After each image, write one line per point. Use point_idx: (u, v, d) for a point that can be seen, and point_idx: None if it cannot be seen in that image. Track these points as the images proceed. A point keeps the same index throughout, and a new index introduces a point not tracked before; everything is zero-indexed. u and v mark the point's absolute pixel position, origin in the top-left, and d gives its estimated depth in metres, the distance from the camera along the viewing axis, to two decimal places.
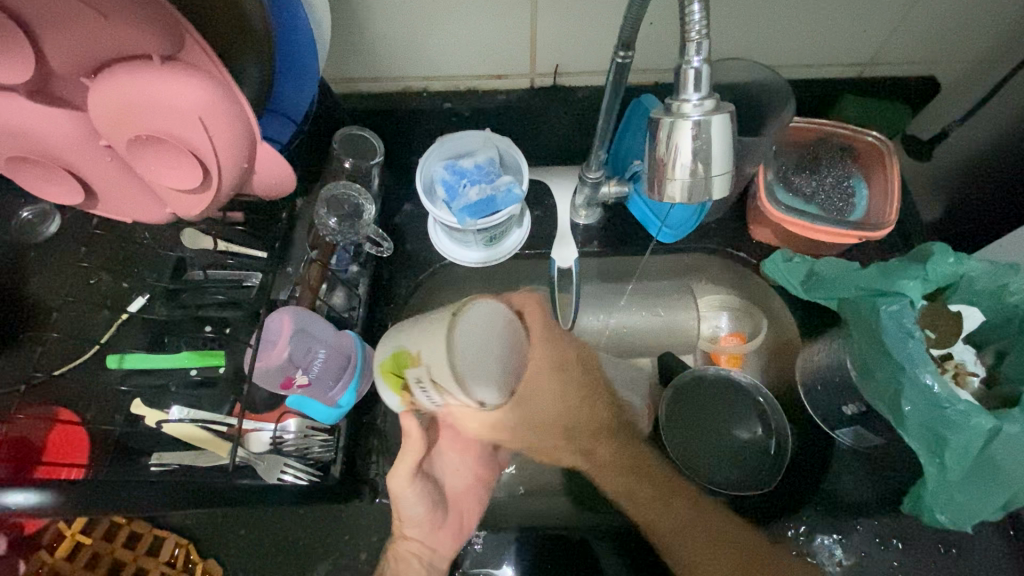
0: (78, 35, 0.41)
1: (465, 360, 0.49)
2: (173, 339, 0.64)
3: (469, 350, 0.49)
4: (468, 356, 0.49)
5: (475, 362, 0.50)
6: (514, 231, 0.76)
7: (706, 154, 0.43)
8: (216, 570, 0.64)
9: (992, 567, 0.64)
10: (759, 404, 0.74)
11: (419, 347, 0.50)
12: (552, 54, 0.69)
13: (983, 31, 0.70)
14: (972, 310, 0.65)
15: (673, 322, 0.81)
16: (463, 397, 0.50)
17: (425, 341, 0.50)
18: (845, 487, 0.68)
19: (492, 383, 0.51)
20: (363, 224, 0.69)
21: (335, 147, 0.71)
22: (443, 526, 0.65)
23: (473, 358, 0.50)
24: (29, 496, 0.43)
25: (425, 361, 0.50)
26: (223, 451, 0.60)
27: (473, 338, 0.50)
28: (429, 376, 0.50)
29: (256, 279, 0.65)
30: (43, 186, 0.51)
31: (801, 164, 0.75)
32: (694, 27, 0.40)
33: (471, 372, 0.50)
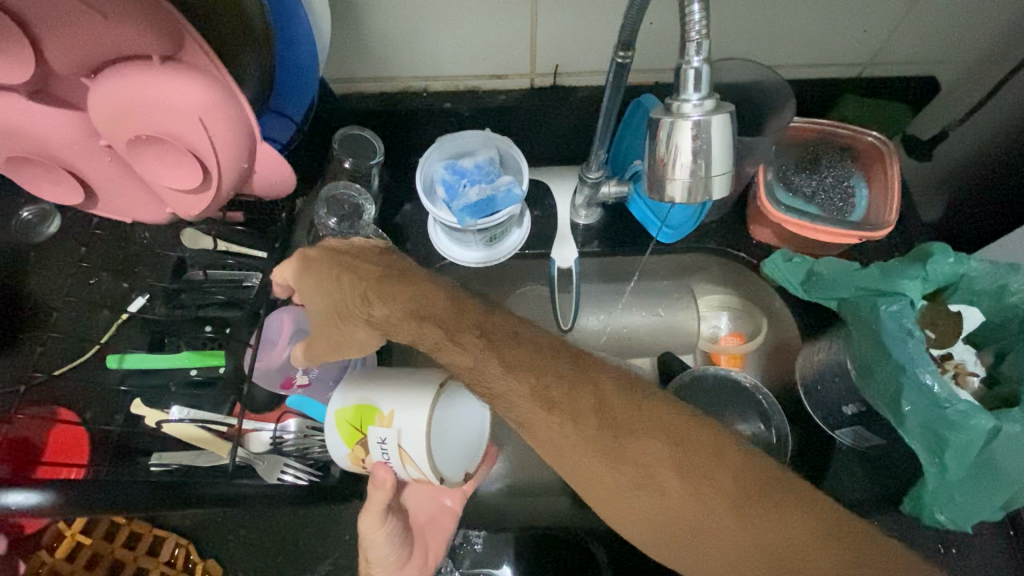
0: (78, 35, 0.41)
1: (437, 434, 0.52)
2: (174, 340, 0.62)
3: (445, 428, 0.53)
4: (441, 435, 0.52)
5: (446, 440, 0.53)
6: (514, 231, 0.76)
7: (706, 155, 0.43)
8: (216, 570, 0.63)
9: (994, 568, 0.64)
10: (759, 403, 0.72)
11: (396, 408, 0.50)
12: (553, 54, 0.69)
13: (983, 32, 0.70)
14: (972, 310, 0.65)
15: (673, 322, 0.82)
16: (430, 468, 0.51)
17: (405, 405, 0.50)
18: (846, 487, 0.69)
19: (456, 460, 0.54)
20: (363, 224, 0.69)
21: (335, 148, 0.71)
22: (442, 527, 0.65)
23: (447, 437, 0.53)
24: (29, 495, 0.44)
25: (401, 426, 0.50)
26: (223, 451, 0.60)
27: (447, 415, 0.53)
28: (399, 442, 0.50)
29: (256, 279, 0.65)
30: (42, 186, 0.51)
31: (801, 164, 0.75)
32: (695, 27, 0.40)
33: (438, 446, 0.52)
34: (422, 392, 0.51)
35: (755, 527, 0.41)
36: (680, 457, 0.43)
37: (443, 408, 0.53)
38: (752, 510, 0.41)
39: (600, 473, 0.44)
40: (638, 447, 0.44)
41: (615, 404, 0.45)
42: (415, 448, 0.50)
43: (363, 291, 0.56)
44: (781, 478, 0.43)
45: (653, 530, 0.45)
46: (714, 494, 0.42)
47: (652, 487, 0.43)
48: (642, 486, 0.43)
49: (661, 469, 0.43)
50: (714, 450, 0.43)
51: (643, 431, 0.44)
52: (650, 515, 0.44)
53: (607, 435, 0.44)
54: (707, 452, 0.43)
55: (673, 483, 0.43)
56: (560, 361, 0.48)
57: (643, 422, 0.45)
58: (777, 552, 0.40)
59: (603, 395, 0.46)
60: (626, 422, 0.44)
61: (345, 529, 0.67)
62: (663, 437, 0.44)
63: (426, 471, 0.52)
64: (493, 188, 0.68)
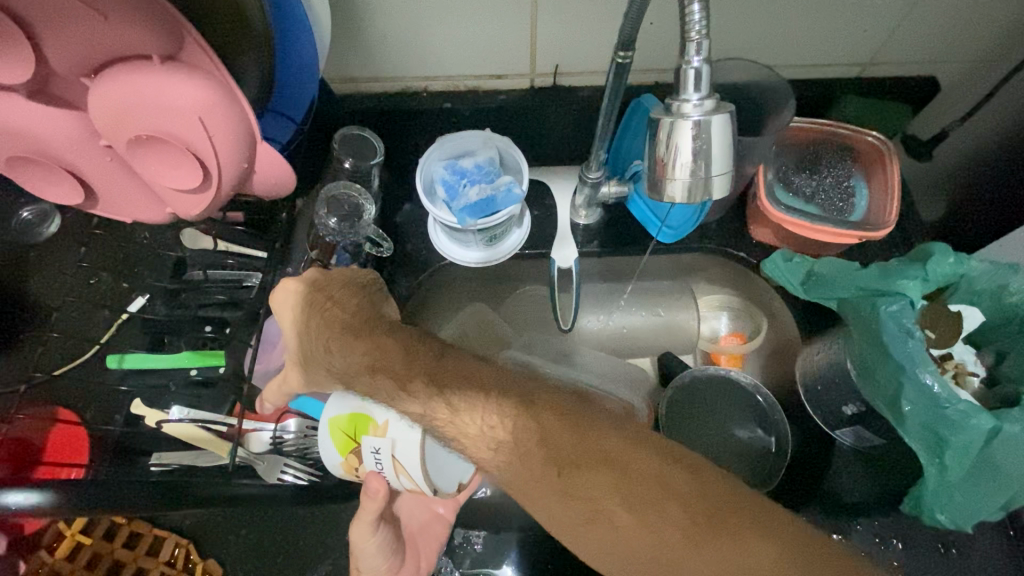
0: (78, 35, 0.41)
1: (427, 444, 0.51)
2: (174, 340, 0.64)
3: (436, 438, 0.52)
4: (432, 445, 0.52)
5: (436, 449, 0.53)
6: (514, 231, 0.76)
7: (706, 154, 0.43)
8: (216, 570, 0.63)
9: (993, 567, 0.64)
10: (758, 404, 0.72)
11: (390, 420, 0.50)
12: (553, 54, 0.69)
13: (983, 32, 0.70)
14: (972, 310, 0.64)
15: (674, 322, 0.82)
16: (422, 479, 0.51)
17: (399, 417, 0.49)
18: (845, 487, 0.69)
19: (445, 470, 0.54)
20: (363, 224, 0.68)
21: (335, 148, 0.71)
22: (442, 526, 0.65)
23: (436, 446, 0.53)
24: (29, 496, 0.45)
25: (393, 438, 0.49)
26: (223, 451, 0.60)
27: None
28: (393, 453, 0.50)
29: (256, 279, 0.65)
30: (42, 187, 0.51)
31: (801, 164, 0.75)
32: (694, 26, 0.40)
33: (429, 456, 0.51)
34: None
35: (710, 556, 0.39)
36: (626, 486, 0.41)
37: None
38: (704, 533, 0.39)
39: (545, 500, 0.43)
40: (571, 477, 0.42)
41: (559, 434, 0.44)
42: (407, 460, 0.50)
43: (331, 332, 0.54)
44: (740, 505, 0.41)
45: (610, 559, 0.42)
46: (664, 522, 0.40)
47: (598, 520, 0.41)
48: (591, 519, 0.41)
49: (606, 498, 0.41)
50: (665, 478, 0.41)
51: (589, 461, 0.42)
52: (603, 545, 0.42)
53: (549, 467, 0.43)
54: (654, 475, 0.41)
55: (623, 513, 0.40)
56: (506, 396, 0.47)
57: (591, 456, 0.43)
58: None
59: (546, 428, 0.44)
60: (572, 455, 0.43)
61: (346, 529, 0.67)
62: (607, 467, 0.42)
63: (420, 483, 0.51)
64: (489, 195, 0.68)
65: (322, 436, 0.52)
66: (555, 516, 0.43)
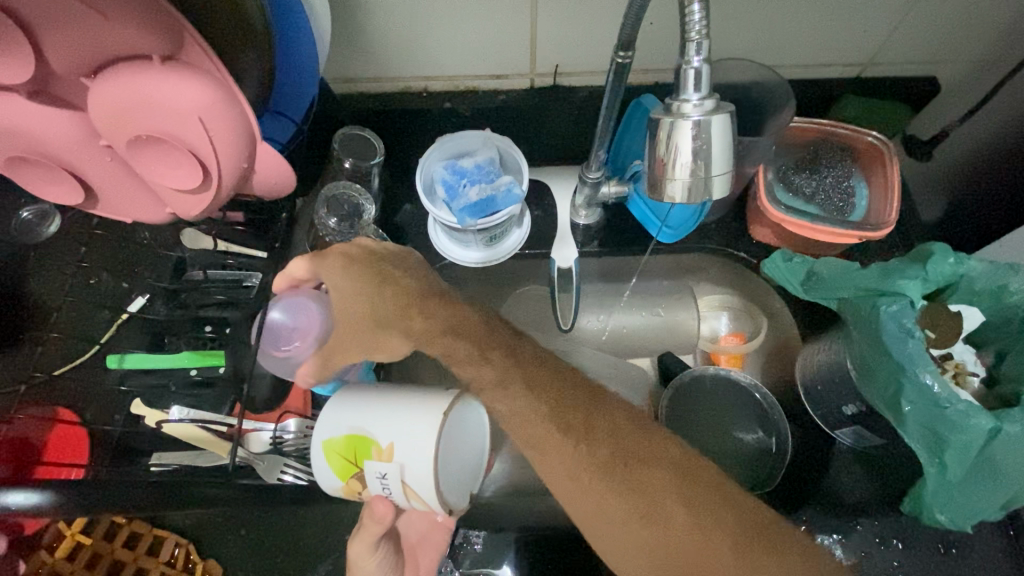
0: (77, 35, 0.41)
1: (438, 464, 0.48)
2: (174, 340, 0.64)
3: (449, 453, 0.49)
4: (446, 462, 0.49)
5: (449, 466, 0.49)
6: (514, 231, 0.76)
7: (706, 154, 0.43)
8: (216, 570, 0.63)
9: (993, 568, 0.64)
10: (756, 402, 0.72)
11: (395, 443, 0.46)
12: (552, 54, 0.69)
13: (983, 32, 0.70)
14: (973, 310, 0.65)
15: (673, 322, 0.82)
16: (435, 500, 0.47)
17: (403, 438, 0.46)
18: (845, 486, 0.69)
19: (460, 484, 0.51)
20: (363, 224, 0.69)
21: (335, 147, 0.71)
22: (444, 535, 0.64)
23: (452, 464, 0.49)
24: (29, 495, 0.45)
25: (399, 461, 0.46)
26: (223, 451, 0.59)
27: (448, 440, 0.49)
28: (401, 477, 0.47)
29: (256, 279, 0.65)
30: (43, 187, 0.51)
31: (800, 164, 0.75)
32: (695, 27, 0.40)
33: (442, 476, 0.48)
34: (421, 421, 0.47)
35: (760, 566, 0.40)
36: (684, 488, 0.43)
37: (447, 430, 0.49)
38: (749, 543, 0.41)
39: (594, 491, 0.43)
40: (637, 470, 0.43)
41: (626, 432, 0.45)
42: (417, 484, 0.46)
43: (403, 302, 0.57)
44: (777, 527, 0.43)
45: (645, 562, 0.43)
46: (720, 529, 0.41)
47: (651, 519, 0.42)
48: (645, 518, 0.42)
49: (665, 497, 0.42)
50: (719, 489, 0.44)
51: (652, 459, 0.44)
52: (643, 544, 0.42)
53: (611, 457, 0.44)
54: (707, 483, 0.44)
55: (680, 516, 0.42)
56: (572, 386, 0.48)
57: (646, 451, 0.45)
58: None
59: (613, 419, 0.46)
60: (637, 450, 0.44)
61: (346, 529, 0.67)
62: (669, 468, 0.44)
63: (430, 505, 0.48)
64: (498, 185, 0.68)
65: (320, 463, 0.49)
66: (601, 509, 0.43)
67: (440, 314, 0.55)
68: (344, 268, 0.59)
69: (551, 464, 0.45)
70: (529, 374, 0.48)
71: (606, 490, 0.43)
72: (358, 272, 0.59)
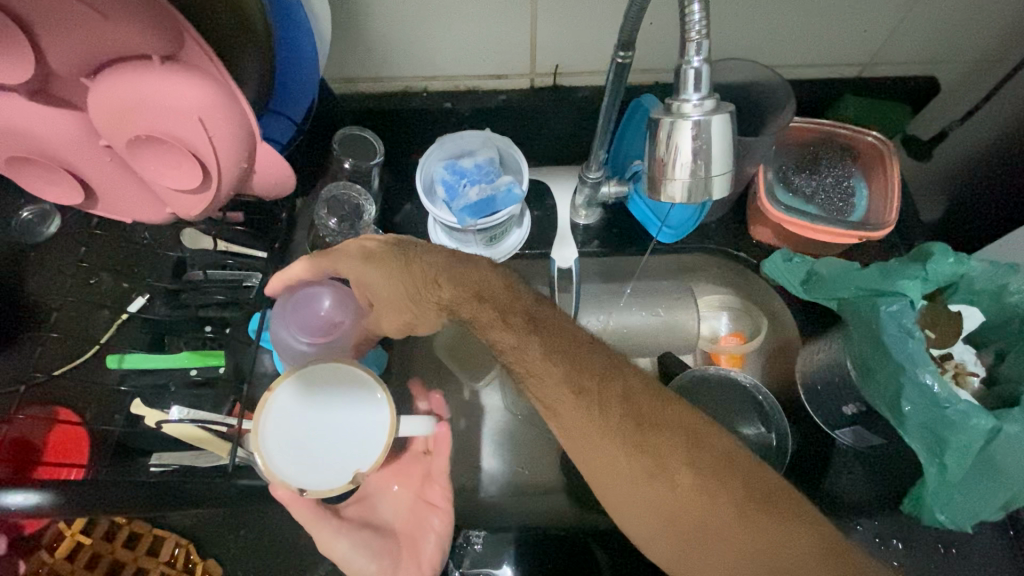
0: (76, 35, 0.41)
1: (281, 437, 0.52)
2: (174, 340, 0.64)
3: (298, 430, 0.53)
4: (295, 438, 0.52)
5: (312, 443, 0.52)
6: (514, 231, 0.76)
7: (706, 154, 0.43)
8: (216, 570, 0.63)
9: (994, 567, 0.64)
10: (758, 403, 0.72)
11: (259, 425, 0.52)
12: (553, 54, 0.69)
13: (983, 32, 0.70)
14: (972, 310, 0.65)
15: (674, 323, 0.80)
16: (301, 476, 0.51)
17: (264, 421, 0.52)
18: (844, 487, 0.69)
19: (341, 460, 0.52)
20: (363, 224, 0.70)
21: (335, 148, 0.71)
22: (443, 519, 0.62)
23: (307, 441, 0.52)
24: (29, 496, 0.45)
25: (262, 441, 0.51)
26: (223, 452, 0.58)
27: (295, 417, 0.53)
28: (268, 457, 0.51)
29: (256, 279, 0.64)
30: (43, 187, 0.51)
31: (801, 164, 0.75)
32: (694, 26, 0.40)
33: (287, 449, 0.51)
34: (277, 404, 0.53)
35: (758, 527, 0.44)
36: (694, 454, 0.47)
37: (292, 407, 0.53)
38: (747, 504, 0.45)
39: (606, 450, 0.49)
40: (646, 434, 0.48)
41: (641, 400, 0.49)
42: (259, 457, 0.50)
43: (431, 275, 0.57)
44: (782, 493, 0.46)
45: (655, 519, 0.47)
46: (724, 493, 0.45)
47: (658, 477, 0.47)
48: (654, 477, 0.47)
49: (672, 458, 0.47)
50: (726, 457, 0.47)
51: (665, 426, 0.48)
52: (653, 503, 0.47)
53: (627, 423, 0.48)
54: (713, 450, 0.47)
55: (685, 476, 0.46)
56: (593, 356, 0.51)
57: (667, 420, 0.49)
58: (779, 555, 0.43)
59: (631, 389, 0.50)
60: (650, 418, 0.48)
61: None
62: (680, 434, 0.48)
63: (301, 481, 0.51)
64: (495, 184, 0.68)
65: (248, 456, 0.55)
66: (613, 467, 0.49)
67: (468, 278, 0.56)
68: (362, 259, 0.59)
69: (571, 426, 0.51)
70: (553, 345, 0.51)
71: (619, 451, 0.48)
72: (380, 260, 0.58)
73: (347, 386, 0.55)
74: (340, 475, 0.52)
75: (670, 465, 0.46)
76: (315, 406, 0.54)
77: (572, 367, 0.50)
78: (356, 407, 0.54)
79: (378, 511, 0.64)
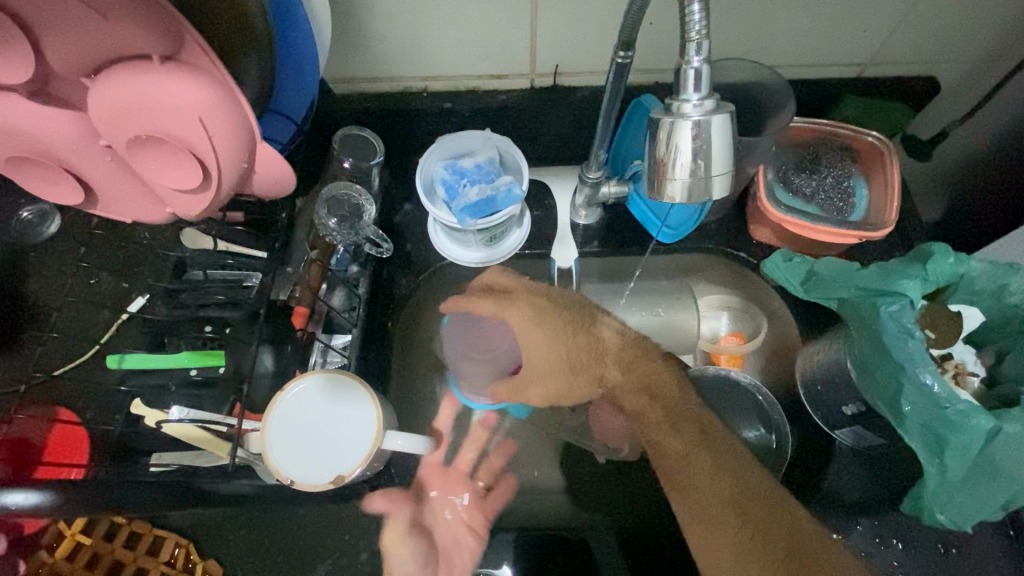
0: (76, 34, 0.41)
1: (292, 425, 0.55)
2: (173, 340, 0.64)
3: (303, 423, 0.56)
4: (298, 433, 0.55)
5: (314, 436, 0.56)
6: (514, 231, 0.76)
7: (706, 154, 0.43)
8: (216, 570, 0.63)
9: (994, 567, 0.64)
10: (758, 403, 0.72)
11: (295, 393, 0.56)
12: (553, 54, 0.69)
13: (982, 32, 0.70)
14: (972, 310, 0.64)
15: (674, 323, 0.77)
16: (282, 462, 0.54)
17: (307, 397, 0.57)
18: (845, 487, 0.69)
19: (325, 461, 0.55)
20: (363, 224, 0.69)
21: (336, 147, 0.71)
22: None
23: (306, 436, 0.56)
24: (29, 496, 0.46)
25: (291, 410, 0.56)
26: (223, 451, 0.58)
27: (313, 412, 0.56)
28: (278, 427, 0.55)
29: (256, 279, 0.65)
30: (43, 187, 0.51)
31: (801, 164, 0.75)
32: (694, 27, 0.40)
33: (290, 435, 0.55)
34: (325, 387, 0.57)
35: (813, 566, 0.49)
36: (768, 503, 0.53)
37: (310, 400, 0.57)
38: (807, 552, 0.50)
39: (700, 503, 0.56)
40: (732, 486, 0.55)
41: (758, 482, 0.55)
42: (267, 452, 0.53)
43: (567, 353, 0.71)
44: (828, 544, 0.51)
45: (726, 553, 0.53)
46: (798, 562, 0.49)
47: (746, 526, 0.52)
48: (739, 509, 0.53)
49: (747, 501, 0.53)
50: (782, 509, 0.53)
51: (731, 475, 0.55)
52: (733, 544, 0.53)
53: (705, 461, 0.57)
54: (774, 504, 0.53)
55: (776, 528, 0.52)
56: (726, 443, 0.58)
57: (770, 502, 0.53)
58: None
59: (752, 478, 0.55)
60: (761, 498, 0.54)
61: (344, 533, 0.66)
62: (731, 480, 0.55)
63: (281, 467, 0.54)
64: (490, 194, 0.68)
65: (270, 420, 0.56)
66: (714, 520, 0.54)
67: (650, 378, 0.67)
68: (533, 318, 0.70)
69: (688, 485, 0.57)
70: (677, 412, 0.62)
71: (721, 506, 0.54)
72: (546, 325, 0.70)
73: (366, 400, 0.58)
74: (324, 475, 0.54)
75: (763, 521, 0.52)
76: (336, 405, 0.57)
77: (690, 434, 0.60)
78: (358, 408, 0.58)
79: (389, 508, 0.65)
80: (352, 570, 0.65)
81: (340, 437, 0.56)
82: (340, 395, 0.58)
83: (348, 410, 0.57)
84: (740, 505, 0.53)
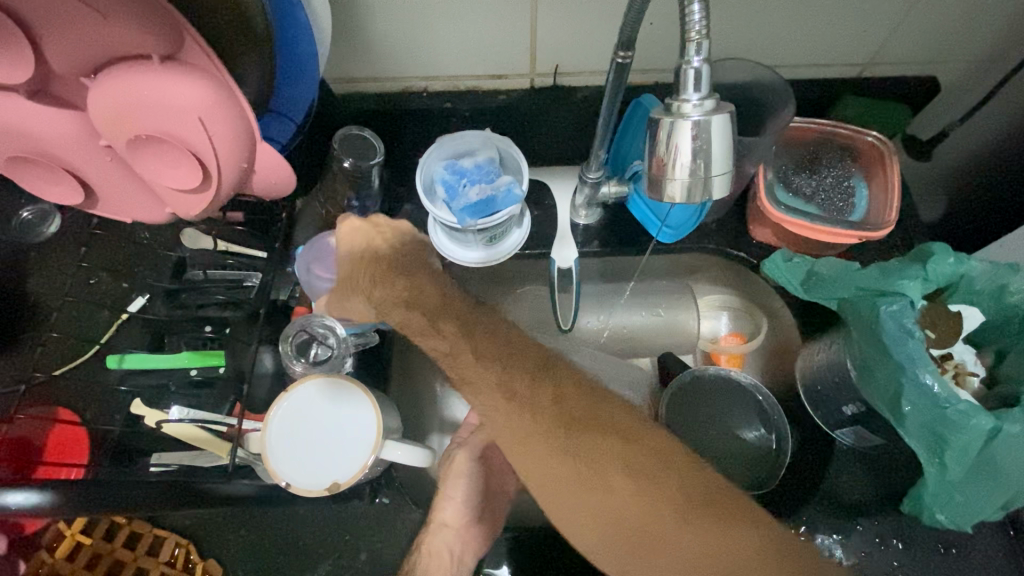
0: (78, 33, 0.41)
1: (289, 428, 0.55)
2: (174, 340, 0.63)
3: (302, 424, 0.56)
4: (297, 434, 0.55)
5: (310, 440, 0.55)
6: (514, 232, 0.74)
7: (706, 154, 0.43)
8: (216, 570, 0.63)
9: (994, 567, 0.64)
10: (758, 403, 0.72)
11: (292, 397, 0.57)
12: (553, 54, 0.69)
13: (983, 32, 0.70)
14: (972, 310, 0.65)
15: (673, 321, 0.82)
16: (276, 464, 0.54)
17: (304, 402, 0.57)
18: (844, 487, 0.69)
19: (322, 466, 0.55)
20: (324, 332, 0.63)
21: (335, 147, 0.67)
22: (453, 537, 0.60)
23: (304, 436, 0.55)
24: (30, 496, 0.47)
25: (288, 417, 0.56)
26: (223, 452, 0.57)
27: (311, 416, 0.56)
28: (273, 430, 0.55)
29: (256, 279, 0.64)
30: (43, 187, 0.51)
31: (800, 164, 0.75)
32: (694, 27, 0.40)
33: (286, 438, 0.55)
34: (326, 391, 0.58)
35: (700, 534, 0.46)
36: (625, 449, 0.50)
37: (310, 401, 0.57)
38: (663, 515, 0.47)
39: (594, 519, 0.50)
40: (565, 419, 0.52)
41: (576, 408, 0.52)
42: (263, 454, 0.54)
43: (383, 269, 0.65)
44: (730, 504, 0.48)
45: (589, 515, 0.50)
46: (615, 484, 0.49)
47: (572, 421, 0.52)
48: (566, 444, 0.51)
49: (610, 463, 0.49)
50: (618, 433, 0.51)
51: (594, 426, 0.51)
52: (621, 540, 0.49)
53: (561, 427, 0.51)
54: (605, 418, 0.52)
55: (618, 477, 0.49)
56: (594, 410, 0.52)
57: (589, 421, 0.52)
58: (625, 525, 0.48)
59: (565, 420, 0.52)
60: (580, 424, 0.51)
61: (345, 533, 0.65)
62: (626, 465, 0.49)
63: (276, 469, 0.54)
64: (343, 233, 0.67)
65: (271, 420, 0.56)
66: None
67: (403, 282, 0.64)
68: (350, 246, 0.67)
69: (538, 470, 0.52)
70: (482, 350, 0.57)
71: (600, 504, 0.49)
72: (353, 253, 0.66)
73: (363, 401, 0.57)
74: (320, 480, 0.54)
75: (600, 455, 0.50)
76: (333, 408, 0.57)
77: (546, 401, 0.53)
78: (356, 412, 0.57)
79: (394, 514, 0.66)
80: (355, 570, 0.64)
81: (339, 441, 0.56)
82: (342, 398, 0.57)
83: (346, 414, 0.57)
84: (565, 420, 0.51)
